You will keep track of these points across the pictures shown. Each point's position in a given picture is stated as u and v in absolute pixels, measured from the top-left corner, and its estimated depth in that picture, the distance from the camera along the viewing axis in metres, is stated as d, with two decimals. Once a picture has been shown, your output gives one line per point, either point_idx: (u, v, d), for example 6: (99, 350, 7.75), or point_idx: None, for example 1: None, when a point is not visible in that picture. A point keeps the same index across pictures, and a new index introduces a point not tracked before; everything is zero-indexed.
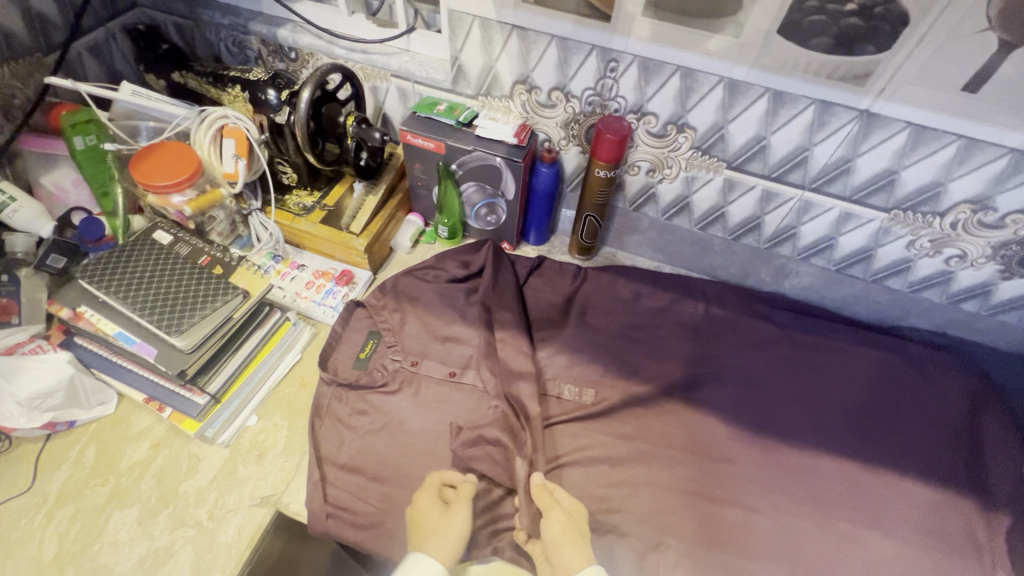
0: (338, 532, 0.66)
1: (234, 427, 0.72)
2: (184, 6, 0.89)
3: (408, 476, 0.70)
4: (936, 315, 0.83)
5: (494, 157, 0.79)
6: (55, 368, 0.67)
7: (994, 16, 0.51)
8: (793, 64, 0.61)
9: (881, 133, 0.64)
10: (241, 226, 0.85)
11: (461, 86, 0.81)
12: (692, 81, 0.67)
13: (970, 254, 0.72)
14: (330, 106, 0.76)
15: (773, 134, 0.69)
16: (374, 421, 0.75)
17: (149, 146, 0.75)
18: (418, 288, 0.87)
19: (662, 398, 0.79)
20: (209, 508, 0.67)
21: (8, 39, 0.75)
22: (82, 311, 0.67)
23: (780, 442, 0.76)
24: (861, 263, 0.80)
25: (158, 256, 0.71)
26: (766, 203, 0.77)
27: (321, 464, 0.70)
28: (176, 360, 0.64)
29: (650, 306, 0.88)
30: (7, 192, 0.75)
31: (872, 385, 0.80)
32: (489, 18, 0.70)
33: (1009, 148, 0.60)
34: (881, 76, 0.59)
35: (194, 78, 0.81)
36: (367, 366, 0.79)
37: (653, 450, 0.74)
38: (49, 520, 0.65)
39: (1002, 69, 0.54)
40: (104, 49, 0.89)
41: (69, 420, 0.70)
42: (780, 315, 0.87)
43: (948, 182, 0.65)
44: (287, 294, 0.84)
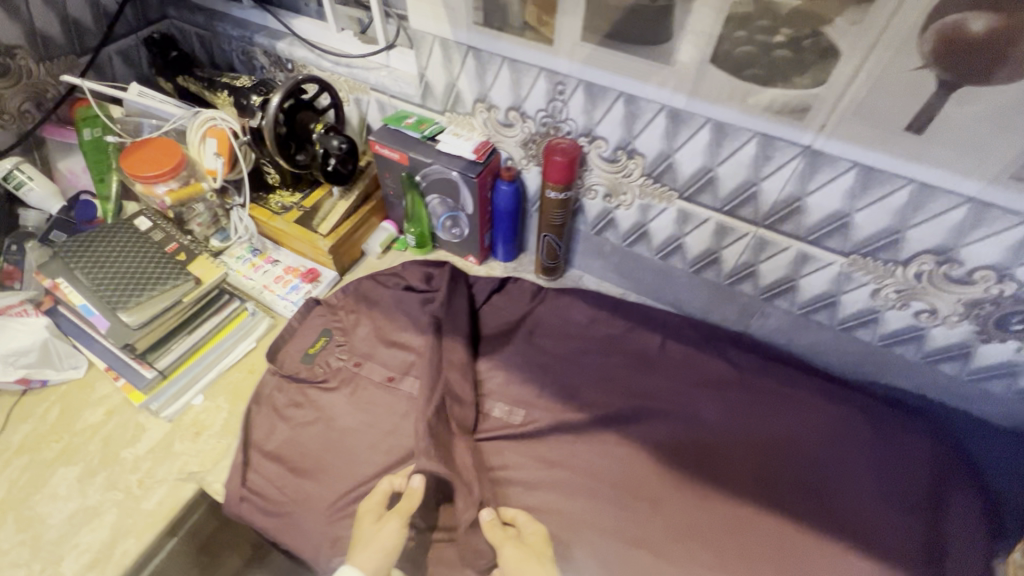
0: (249, 516, 0.69)
1: (179, 404, 0.77)
2: (204, 18, 0.99)
3: (326, 471, 0.72)
4: (913, 376, 0.75)
5: (451, 171, 0.80)
6: (33, 330, 0.75)
7: (927, 52, 0.48)
8: (729, 94, 0.59)
9: (829, 171, 0.60)
10: (223, 219, 0.92)
11: (430, 101, 0.85)
12: (635, 107, 0.66)
13: (941, 310, 0.66)
14: (304, 113, 0.83)
15: (720, 165, 0.66)
16: (307, 414, 0.77)
17: (142, 140, 0.83)
18: (377, 292, 0.90)
19: (596, 427, 0.77)
20: (140, 476, 0.72)
21: (46, 42, 0.87)
22: (60, 283, 0.74)
23: (714, 490, 0.72)
24: (826, 310, 0.75)
25: (133, 240, 0.78)
26: (721, 237, 0.74)
27: (247, 449, 0.73)
28: (122, 334, 0.71)
29: (603, 332, 0.86)
30: (27, 173, 0.86)
31: (826, 442, 0.74)
32: (447, 38, 0.73)
33: (965, 197, 0.54)
34: (821, 111, 0.55)
35: (194, 83, 0.90)
36: (313, 361, 0.82)
37: (573, 479, 0.72)
38: (6, 466, 0.72)
39: (945, 110, 0.50)
40: (133, 54, 1.01)
41: (42, 379, 0.78)
42: (740, 356, 0.82)
43: (905, 230, 0.60)
44: (255, 285, 0.89)
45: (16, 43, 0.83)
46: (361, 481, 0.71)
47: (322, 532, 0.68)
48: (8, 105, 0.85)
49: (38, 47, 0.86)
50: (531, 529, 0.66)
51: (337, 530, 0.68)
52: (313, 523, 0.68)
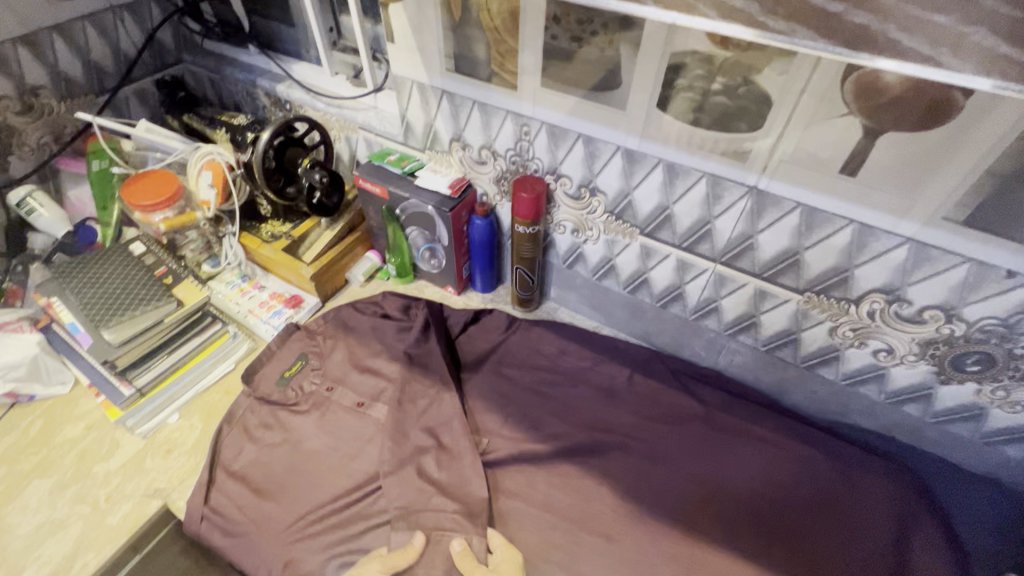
0: (207, 535, 0.70)
1: (154, 422, 0.79)
2: (214, 62, 1.07)
3: (287, 493, 0.73)
4: (880, 417, 0.74)
5: (425, 205, 0.84)
6: (24, 346, 0.79)
7: (850, 100, 0.50)
8: (677, 136, 0.62)
9: (775, 211, 0.62)
10: (216, 246, 0.98)
11: (411, 140, 0.90)
12: (593, 147, 0.70)
13: (898, 349, 0.66)
14: (294, 149, 0.88)
15: (674, 204, 0.69)
16: (275, 436, 0.79)
17: (144, 172, 0.90)
18: (356, 319, 0.92)
19: (559, 459, 0.77)
20: (109, 491, 0.74)
21: (67, 82, 0.95)
22: (53, 302, 0.79)
23: (672, 528, 0.70)
24: (789, 347, 0.75)
25: (126, 263, 0.84)
26: (682, 272, 0.76)
27: (213, 468, 0.75)
28: (103, 351, 0.75)
29: (572, 364, 0.88)
30: (38, 200, 0.93)
31: (791, 482, 0.73)
32: (424, 82, 0.78)
33: (904, 237, 0.56)
34: (760, 153, 0.58)
35: (198, 121, 0.98)
36: (287, 384, 0.85)
37: (531, 512, 0.72)
38: None
39: (874, 153, 0.52)
40: (148, 94, 1.09)
41: (29, 393, 0.82)
42: (707, 392, 0.82)
43: (853, 268, 0.61)
44: (240, 309, 0.93)
45: (41, 83, 0.92)
46: (319, 504, 0.72)
47: (276, 555, 0.68)
48: (28, 138, 0.93)
49: (60, 87, 0.94)
50: (504, 560, 0.65)
51: (290, 553, 0.68)
52: (269, 545, 0.69)
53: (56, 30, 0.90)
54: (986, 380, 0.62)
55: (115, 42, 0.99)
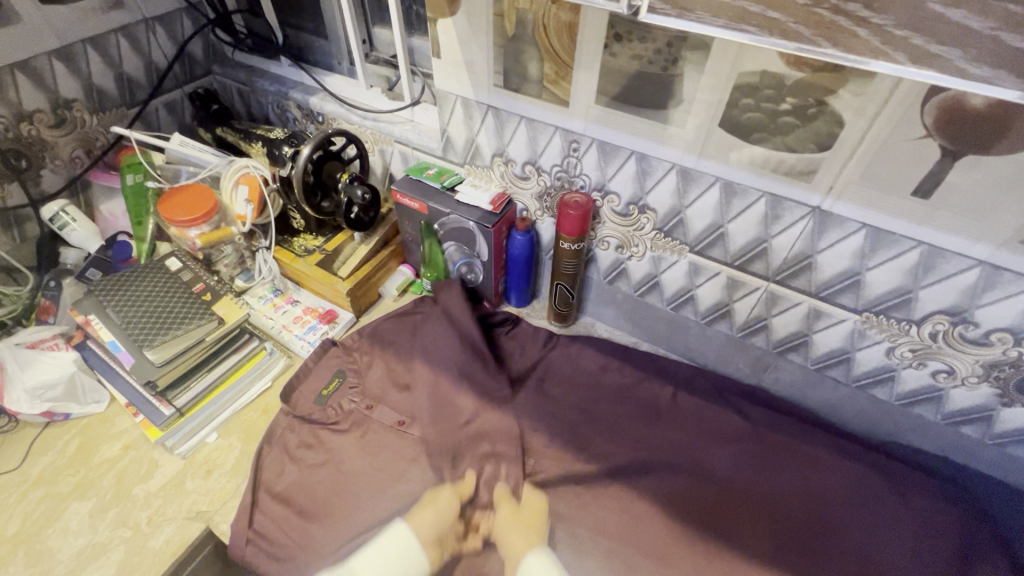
0: (253, 560, 0.69)
1: (193, 441, 0.78)
2: (245, 75, 1.06)
3: (332, 516, 0.72)
4: (934, 437, 0.73)
5: (468, 221, 0.83)
6: (61, 364, 0.78)
7: (930, 122, 0.49)
8: (737, 156, 0.61)
9: (838, 231, 0.61)
10: (249, 261, 0.96)
11: (450, 154, 0.89)
12: (646, 165, 0.69)
13: (959, 371, 0.65)
14: (331, 164, 0.87)
15: (730, 222, 0.67)
16: (317, 456, 0.78)
17: (181, 186, 0.89)
18: (392, 335, 0.91)
19: (607, 480, 0.75)
20: (150, 514, 0.72)
21: (100, 95, 0.94)
22: (91, 320, 0.78)
23: (727, 551, 0.69)
24: (841, 366, 0.74)
25: (163, 279, 0.83)
26: (732, 290, 0.75)
27: (256, 490, 0.74)
28: (145, 370, 0.73)
29: (615, 383, 0.86)
30: (71, 214, 0.93)
31: (845, 503, 0.72)
32: (469, 97, 0.77)
33: (976, 260, 0.55)
34: (827, 174, 0.57)
35: (231, 134, 0.97)
36: (326, 403, 0.83)
37: (582, 535, 0.71)
38: (22, 498, 0.73)
39: (949, 176, 0.51)
40: (178, 107, 1.09)
41: (65, 412, 0.80)
42: (754, 411, 0.81)
43: (917, 289, 0.60)
44: (275, 325, 0.91)
45: (74, 96, 0.91)
46: (367, 524, 0.71)
47: None
48: (61, 152, 0.92)
49: (93, 100, 0.94)
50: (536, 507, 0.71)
51: None
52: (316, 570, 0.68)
53: (91, 43, 0.89)
54: None
55: (147, 55, 0.98)
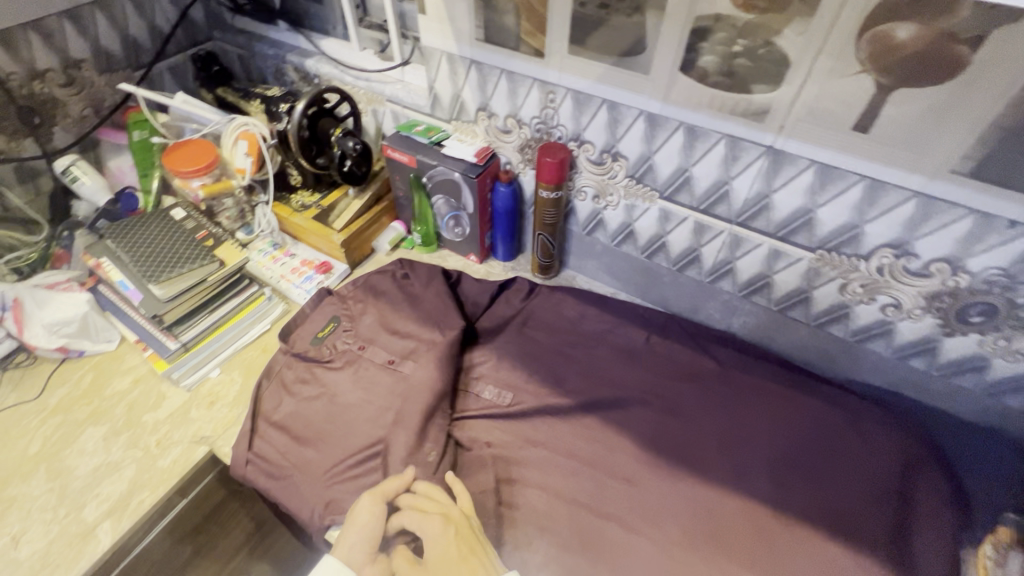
0: (252, 477, 0.75)
1: (197, 375, 0.84)
2: (244, 39, 1.11)
3: (325, 440, 0.78)
4: (886, 372, 0.78)
5: (453, 172, 0.88)
6: (75, 304, 0.84)
7: (865, 58, 0.54)
8: (697, 99, 0.66)
9: (790, 169, 0.65)
10: (249, 215, 1.02)
11: (438, 111, 0.93)
12: (616, 113, 0.73)
13: (905, 303, 0.70)
14: (325, 120, 0.92)
15: (694, 166, 0.72)
16: (313, 389, 0.84)
17: (184, 141, 0.94)
18: (384, 285, 0.97)
19: (581, 413, 0.81)
20: (158, 438, 0.79)
21: (107, 56, 1.00)
22: (102, 262, 0.84)
23: (689, 472, 0.75)
24: (800, 306, 0.79)
25: (169, 226, 0.88)
26: (699, 235, 0.80)
27: (256, 418, 0.80)
28: (154, 305, 0.79)
29: (591, 327, 0.92)
30: (81, 168, 0.97)
31: (802, 434, 0.77)
32: (453, 52, 0.82)
33: (912, 191, 0.59)
34: (778, 113, 0.61)
35: (232, 94, 1.02)
36: (321, 343, 0.89)
37: (554, 458, 0.76)
38: (43, 423, 0.80)
39: (885, 110, 0.56)
40: (180, 71, 1.14)
41: (79, 349, 0.86)
42: (723, 352, 0.86)
43: (864, 224, 0.65)
44: (273, 274, 0.97)
45: (83, 57, 0.96)
46: (356, 448, 0.77)
47: (316, 496, 0.73)
48: (71, 111, 0.98)
49: (100, 62, 0.99)
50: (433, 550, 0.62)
51: (331, 494, 0.73)
52: (309, 486, 0.74)
53: (98, 5, 0.95)
54: (989, 331, 0.66)
55: (150, 19, 1.03)
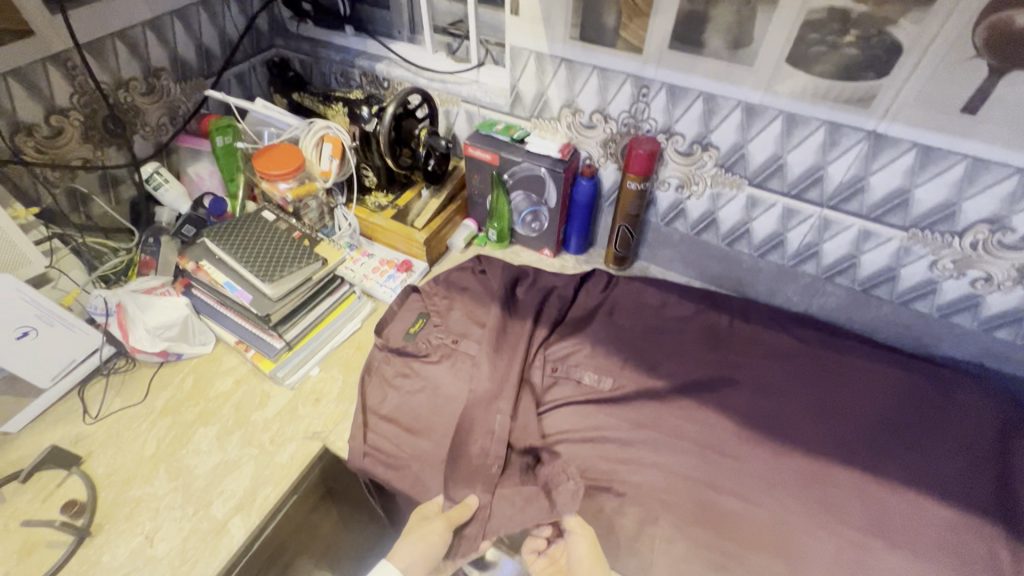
0: (371, 468, 0.77)
1: (300, 373, 0.86)
2: (309, 45, 1.13)
3: (436, 430, 0.80)
4: (971, 344, 0.82)
5: (539, 167, 0.91)
6: (176, 307, 0.85)
7: (980, 43, 0.58)
8: (802, 88, 0.69)
9: (890, 153, 0.69)
10: (327, 217, 1.03)
11: (517, 109, 0.96)
12: (713, 104, 0.77)
13: (996, 276, 0.74)
14: (409, 121, 0.95)
15: (789, 152, 0.76)
16: (414, 383, 0.85)
17: (269, 146, 0.96)
18: (467, 280, 0.99)
19: (680, 394, 0.83)
20: (271, 435, 0.80)
21: (183, 65, 1.01)
22: (203, 264, 0.86)
23: (793, 446, 0.78)
24: (886, 284, 0.83)
25: (265, 228, 0.90)
26: (787, 219, 0.83)
27: (365, 412, 0.82)
28: (264, 305, 0.81)
29: (675, 313, 0.94)
30: (164, 175, 0.99)
31: (896, 404, 0.80)
32: (543, 52, 0.85)
33: (1016, 167, 0.63)
34: (884, 98, 0.65)
35: (308, 99, 1.04)
36: (414, 339, 0.91)
37: (662, 438, 0.79)
38: (153, 426, 0.81)
39: (996, 92, 0.59)
40: (246, 78, 1.15)
41: (178, 352, 0.87)
42: (806, 332, 0.90)
43: (962, 201, 0.69)
44: (356, 275, 0.99)
45: (162, 65, 0.98)
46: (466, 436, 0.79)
47: (437, 483, 0.75)
48: (150, 119, 0.99)
49: (177, 70, 1.00)
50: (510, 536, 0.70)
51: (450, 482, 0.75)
52: (427, 474, 0.76)
53: (177, 14, 0.96)
54: None
55: (222, 27, 1.05)
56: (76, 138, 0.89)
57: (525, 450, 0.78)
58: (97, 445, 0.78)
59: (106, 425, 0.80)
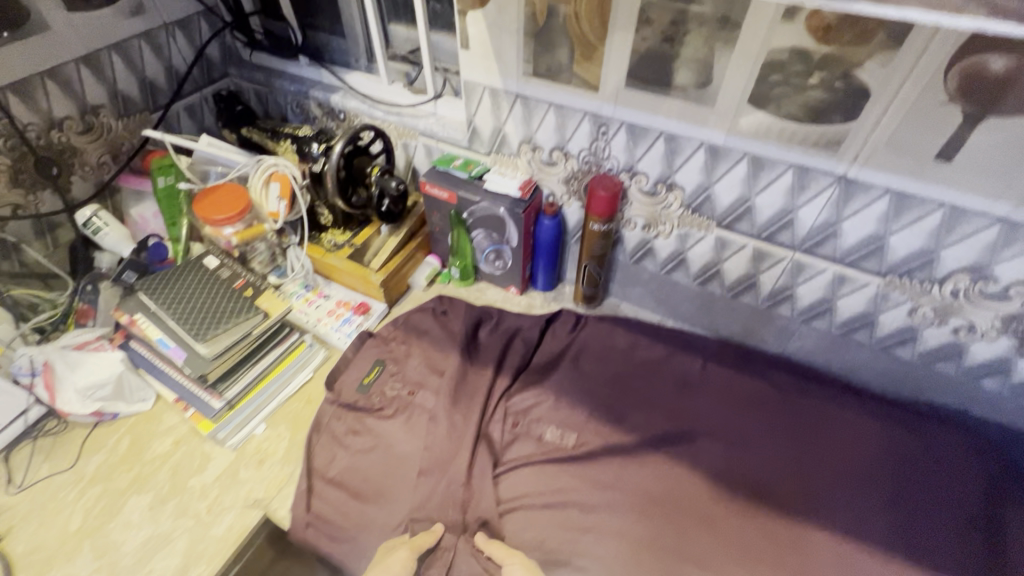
0: (314, 541, 0.71)
1: (243, 432, 0.80)
2: (263, 75, 1.08)
3: (386, 496, 0.75)
4: (955, 393, 0.77)
5: (498, 207, 0.86)
6: (108, 365, 0.79)
7: (953, 89, 0.53)
8: (767, 130, 0.64)
9: (862, 198, 0.64)
10: (280, 257, 0.98)
11: (476, 144, 0.91)
12: (675, 144, 0.72)
13: (979, 326, 0.69)
14: (361, 159, 0.91)
15: (757, 195, 0.71)
16: (365, 441, 0.80)
17: (214, 186, 0.91)
18: (427, 323, 0.94)
19: (648, 450, 0.78)
20: (208, 503, 0.74)
21: (125, 100, 0.96)
22: (137, 318, 0.80)
23: (765, 507, 0.73)
24: (864, 330, 0.78)
25: (204, 277, 0.85)
26: (759, 262, 0.78)
27: (310, 475, 0.76)
28: (199, 364, 0.76)
29: (645, 357, 0.89)
30: (104, 219, 0.93)
31: (875, 459, 0.76)
32: (497, 87, 0.80)
33: (995, 218, 0.59)
34: (853, 143, 0.60)
35: (257, 133, 0.99)
36: (368, 391, 0.85)
37: (628, 501, 0.74)
38: (81, 495, 0.75)
39: (972, 140, 0.55)
40: (197, 110, 1.10)
41: (113, 411, 0.82)
42: (782, 377, 0.85)
43: (939, 250, 0.64)
44: (310, 319, 0.93)
45: (101, 102, 0.92)
46: (417, 501, 0.73)
47: None
48: (89, 158, 0.94)
49: (118, 106, 0.95)
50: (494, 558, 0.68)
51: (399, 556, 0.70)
52: (374, 547, 0.71)
53: (115, 48, 0.91)
54: None
55: (167, 59, 1.00)
56: (4, 184, 0.83)
57: (480, 518, 0.73)
58: (19, 519, 0.72)
59: (31, 495, 0.75)
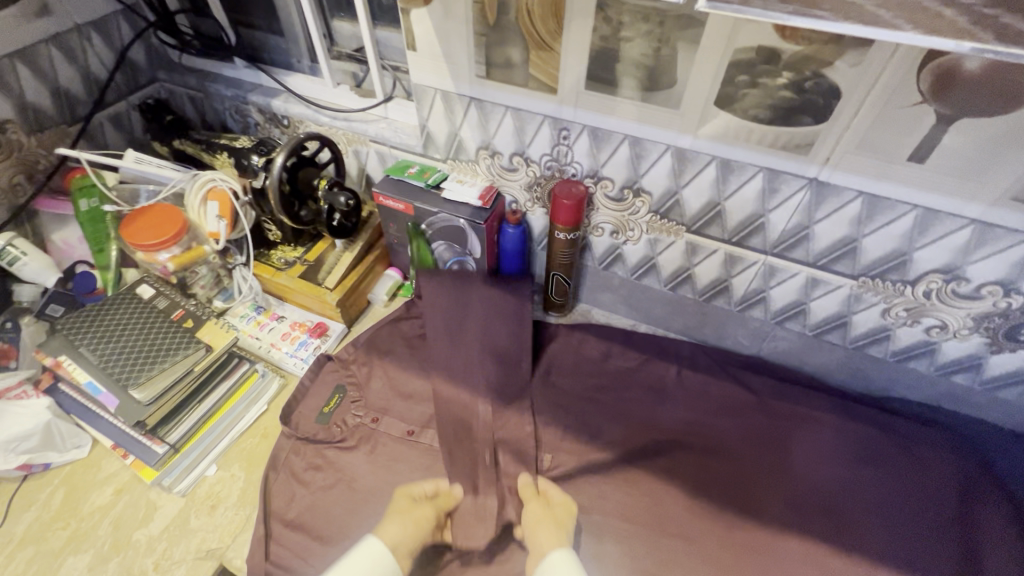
0: None
1: (192, 476, 0.74)
2: (195, 79, 0.99)
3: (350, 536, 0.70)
4: (926, 388, 0.77)
5: (458, 219, 0.80)
6: (34, 414, 0.72)
7: (925, 88, 0.50)
8: (736, 133, 0.61)
9: (835, 201, 0.62)
10: (226, 279, 0.91)
11: (431, 150, 0.85)
12: (640, 148, 0.68)
13: (951, 325, 0.68)
14: (306, 170, 0.83)
15: (727, 200, 0.68)
16: (326, 477, 0.75)
17: (143, 208, 0.82)
18: (393, 342, 0.88)
19: (624, 467, 0.75)
20: (156, 559, 0.68)
21: (37, 113, 0.86)
22: (63, 360, 0.73)
23: (745, 519, 0.71)
24: (838, 330, 0.76)
25: (137, 309, 0.78)
26: (730, 266, 0.76)
27: (268, 519, 0.70)
28: (133, 411, 0.69)
29: (617, 367, 0.87)
30: (20, 248, 0.83)
31: (851, 462, 0.74)
32: (449, 91, 0.74)
33: (968, 219, 0.57)
34: (824, 145, 0.57)
35: (190, 147, 0.93)
36: (329, 421, 0.80)
37: (607, 523, 0.71)
38: (9, 560, 0.67)
39: (945, 140, 0.53)
40: (123, 119, 1.01)
41: (44, 462, 0.74)
42: (757, 380, 0.83)
43: (913, 251, 0.62)
44: (262, 344, 0.87)
45: (7, 117, 0.82)
46: None
47: None
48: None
49: (29, 120, 0.85)
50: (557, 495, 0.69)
51: None
52: None
53: (19, 56, 0.81)
54: None
55: (84, 66, 0.90)
56: None
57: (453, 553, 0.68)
58: None
59: None
